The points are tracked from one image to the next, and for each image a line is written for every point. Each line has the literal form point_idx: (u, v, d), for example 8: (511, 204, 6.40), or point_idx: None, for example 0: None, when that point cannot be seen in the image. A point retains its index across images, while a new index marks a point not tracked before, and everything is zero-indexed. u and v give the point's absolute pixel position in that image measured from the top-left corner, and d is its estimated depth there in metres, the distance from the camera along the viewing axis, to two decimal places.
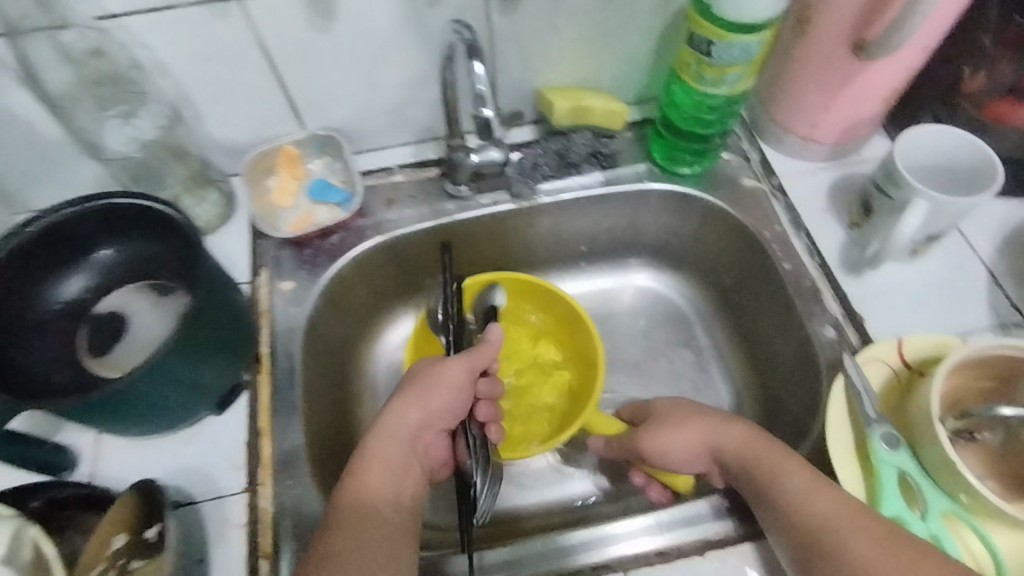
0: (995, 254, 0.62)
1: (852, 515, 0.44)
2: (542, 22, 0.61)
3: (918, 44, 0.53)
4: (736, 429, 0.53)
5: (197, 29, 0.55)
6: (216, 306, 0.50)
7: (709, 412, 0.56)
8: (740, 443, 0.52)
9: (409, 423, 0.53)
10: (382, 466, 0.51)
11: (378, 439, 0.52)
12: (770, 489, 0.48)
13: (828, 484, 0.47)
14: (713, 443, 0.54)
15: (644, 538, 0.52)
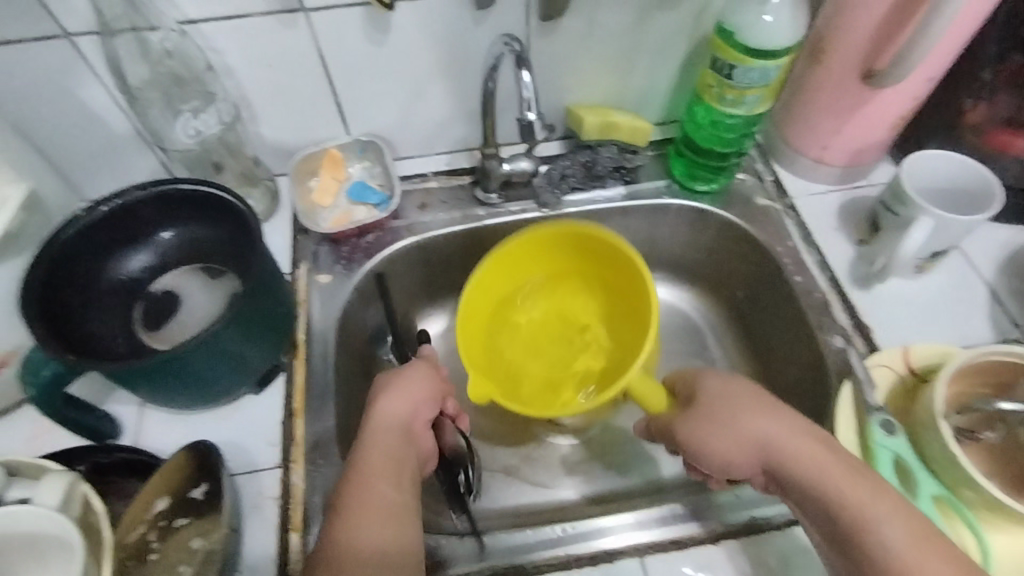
0: (997, 277, 0.65)
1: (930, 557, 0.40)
2: (580, 43, 0.66)
3: (921, 77, 0.59)
4: (801, 438, 0.47)
5: (266, 35, 0.60)
6: (267, 288, 0.56)
7: (764, 404, 0.50)
8: (805, 457, 0.46)
9: (397, 415, 0.53)
10: (382, 459, 0.50)
11: (372, 433, 0.52)
12: (840, 517, 0.43)
13: (908, 514, 0.42)
14: (771, 453, 0.48)
15: (635, 533, 0.54)
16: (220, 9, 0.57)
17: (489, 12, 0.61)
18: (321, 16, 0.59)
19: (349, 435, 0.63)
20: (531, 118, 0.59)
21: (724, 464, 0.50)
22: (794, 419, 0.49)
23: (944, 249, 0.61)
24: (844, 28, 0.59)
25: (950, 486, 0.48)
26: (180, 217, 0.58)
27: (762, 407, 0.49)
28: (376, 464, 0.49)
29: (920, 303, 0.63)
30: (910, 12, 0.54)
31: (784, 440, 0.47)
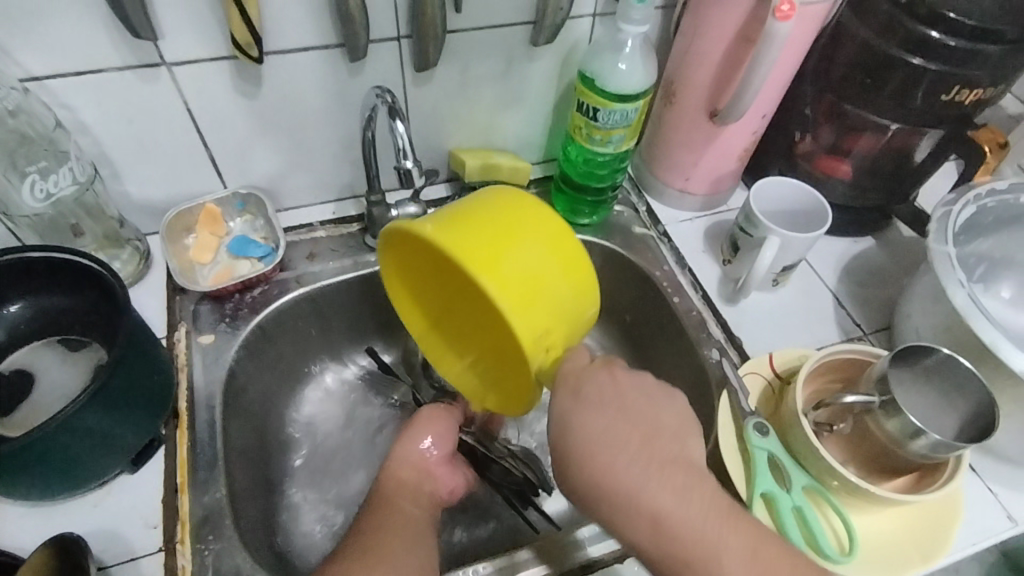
0: (838, 284, 0.73)
1: None
2: (456, 91, 0.69)
3: (756, 113, 0.67)
4: (645, 506, 0.43)
5: (124, 91, 0.57)
6: (138, 358, 0.52)
7: (606, 462, 0.44)
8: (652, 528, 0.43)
9: (422, 447, 0.59)
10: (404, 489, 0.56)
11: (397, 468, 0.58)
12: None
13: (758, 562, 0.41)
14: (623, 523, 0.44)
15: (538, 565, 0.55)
16: (70, 65, 0.54)
17: (363, 64, 0.62)
18: (184, 70, 0.57)
19: (244, 504, 0.59)
20: (409, 166, 0.60)
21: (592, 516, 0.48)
22: (639, 481, 0.43)
23: (791, 264, 0.68)
24: (689, 73, 0.66)
25: (817, 478, 0.54)
26: (32, 288, 0.53)
27: (624, 462, 0.44)
28: (397, 494, 0.56)
29: (779, 313, 0.70)
30: (739, 59, 0.62)
31: (657, 493, 0.43)
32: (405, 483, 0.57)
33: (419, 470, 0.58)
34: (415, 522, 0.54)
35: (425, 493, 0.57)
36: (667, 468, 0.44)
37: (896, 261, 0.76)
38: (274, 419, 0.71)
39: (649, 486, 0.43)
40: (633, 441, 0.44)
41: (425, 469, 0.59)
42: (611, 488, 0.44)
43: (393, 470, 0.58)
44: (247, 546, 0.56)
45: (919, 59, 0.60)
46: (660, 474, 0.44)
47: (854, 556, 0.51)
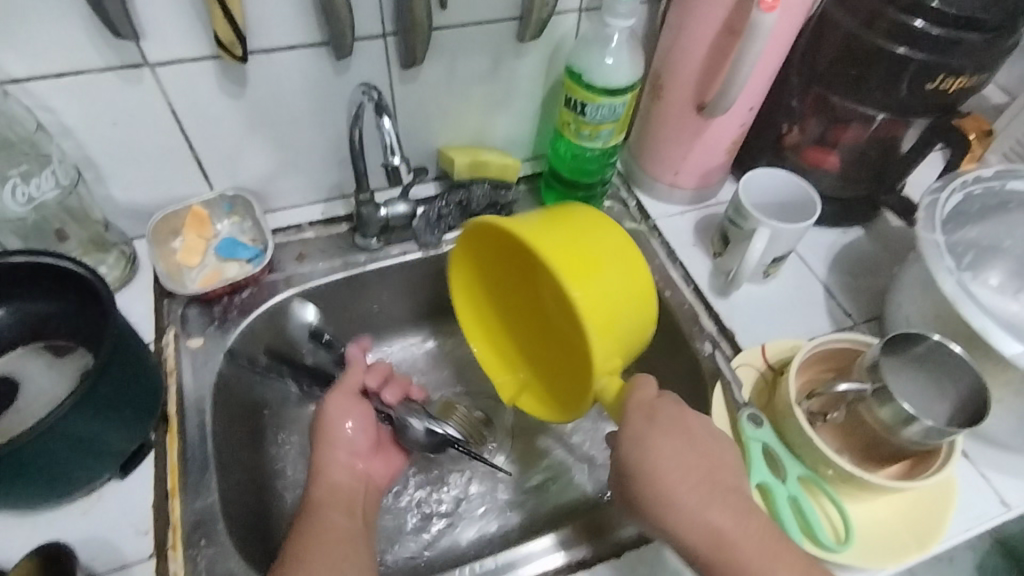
0: (829, 275, 0.74)
1: None
2: (443, 89, 0.68)
3: (744, 106, 0.67)
4: (702, 522, 0.47)
5: (106, 93, 0.56)
6: (125, 362, 0.51)
7: (672, 482, 0.48)
8: (709, 544, 0.46)
9: (342, 452, 0.59)
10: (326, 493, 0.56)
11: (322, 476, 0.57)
12: None
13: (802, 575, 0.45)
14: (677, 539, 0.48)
15: (547, 558, 0.55)
16: (51, 67, 0.53)
17: (349, 62, 0.62)
18: (168, 71, 0.57)
19: (237, 509, 0.58)
20: (396, 163, 0.59)
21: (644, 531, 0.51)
22: (699, 500, 0.47)
23: (782, 255, 0.68)
24: (675, 67, 0.66)
25: (812, 467, 0.54)
26: (16, 293, 0.52)
27: (688, 483, 0.48)
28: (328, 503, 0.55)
29: (770, 304, 0.71)
30: (725, 52, 0.62)
31: (713, 514, 0.47)
32: (334, 481, 0.57)
33: (347, 464, 0.59)
34: (351, 521, 0.55)
35: (355, 488, 0.58)
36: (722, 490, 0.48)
37: (885, 250, 0.76)
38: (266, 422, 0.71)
39: (705, 507, 0.47)
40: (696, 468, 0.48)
41: (350, 464, 0.59)
42: (675, 508, 0.47)
43: (321, 469, 0.57)
44: (241, 549, 0.55)
45: (904, 48, 0.61)
46: (716, 498, 0.48)
47: (850, 544, 0.51)
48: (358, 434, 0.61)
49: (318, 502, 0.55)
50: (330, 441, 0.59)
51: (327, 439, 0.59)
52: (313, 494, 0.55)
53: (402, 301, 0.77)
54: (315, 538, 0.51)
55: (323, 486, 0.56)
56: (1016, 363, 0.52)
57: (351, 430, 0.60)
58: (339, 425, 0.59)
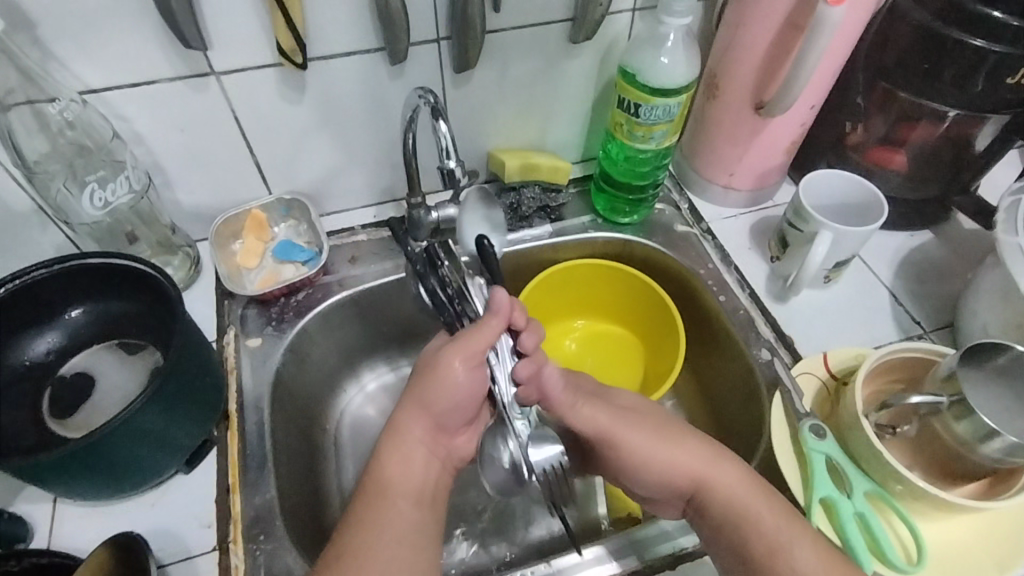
0: (894, 280, 0.70)
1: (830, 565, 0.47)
2: (494, 92, 0.69)
3: (805, 104, 0.65)
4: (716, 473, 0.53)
5: (174, 101, 0.59)
6: (191, 359, 0.53)
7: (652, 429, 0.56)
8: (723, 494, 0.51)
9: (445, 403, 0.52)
10: (405, 458, 0.53)
11: (393, 442, 0.53)
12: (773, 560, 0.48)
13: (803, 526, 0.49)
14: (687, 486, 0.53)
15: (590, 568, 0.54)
16: (123, 77, 0.56)
17: (404, 67, 0.63)
18: (233, 80, 0.59)
19: (293, 506, 0.59)
20: (452, 166, 0.59)
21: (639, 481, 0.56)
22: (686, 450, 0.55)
23: (846, 259, 0.65)
24: (733, 66, 0.64)
25: (880, 483, 0.51)
26: (92, 292, 0.54)
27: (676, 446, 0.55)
28: (402, 444, 0.53)
29: (832, 310, 0.68)
30: (786, 50, 0.60)
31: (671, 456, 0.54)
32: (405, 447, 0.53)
33: (422, 437, 0.54)
34: (420, 509, 0.52)
35: (424, 464, 0.54)
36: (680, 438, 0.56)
37: (956, 254, 0.72)
38: (318, 421, 0.72)
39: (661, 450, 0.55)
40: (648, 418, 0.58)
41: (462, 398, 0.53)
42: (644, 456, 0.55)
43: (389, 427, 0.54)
44: (297, 545, 0.56)
45: (982, 40, 0.57)
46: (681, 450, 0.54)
47: (924, 565, 0.49)
48: (447, 406, 0.53)
49: (385, 490, 0.52)
50: (428, 384, 0.52)
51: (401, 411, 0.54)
52: (379, 472, 0.52)
53: None
54: (376, 518, 0.50)
55: (393, 460, 0.53)
56: None
57: (462, 377, 0.52)
58: (436, 383, 0.52)
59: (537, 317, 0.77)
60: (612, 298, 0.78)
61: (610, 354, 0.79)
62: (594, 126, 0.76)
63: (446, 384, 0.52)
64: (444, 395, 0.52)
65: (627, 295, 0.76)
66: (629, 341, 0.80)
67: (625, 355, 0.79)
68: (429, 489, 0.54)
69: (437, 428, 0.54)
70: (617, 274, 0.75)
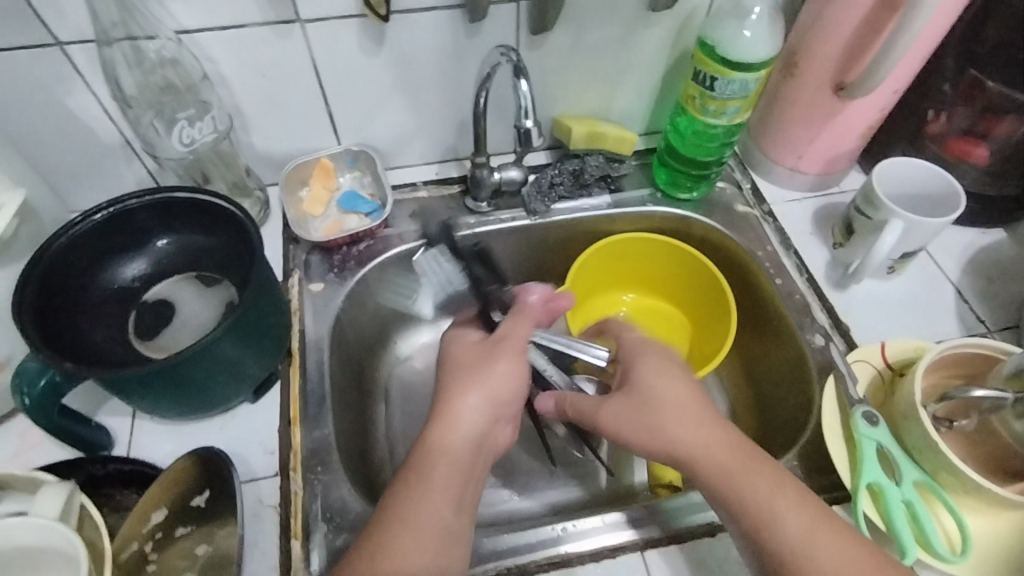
0: (960, 276, 0.69)
1: (820, 531, 0.45)
2: (567, 56, 0.68)
3: (888, 88, 0.63)
4: (728, 444, 0.50)
5: (260, 45, 0.60)
6: (265, 295, 0.55)
7: (689, 401, 0.53)
8: (729, 464, 0.49)
9: (474, 408, 0.55)
10: (448, 462, 0.52)
11: (438, 434, 0.54)
12: (764, 529, 0.46)
13: (827, 523, 0.45)
14: (697, 459, 0.50)
15: (614, 532, 0.56)
16: (215, 18, 0.57)
17: (481, 25, 0.63)
18: (317, 29, 0.60)
19: (346, 443, 0.62)
20: (528, 126, 0.60)
21: (675, 448, 0.51)
22: (698, 409, 0.52)
23: (912, 251, 0.64)
24: (816, 44, 0.63)
25: (931, 474, 0.51)
26: (176, 224, 0.57)
27: (694, 416, 0.51)
28: (444, 441, 0.53)
29: (892, 301, 0.67)
30: (877, 29, 0.58)
31: (694, 437, 0.50)
32: (448, 443, 0.53)
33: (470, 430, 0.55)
34: (458, 515, 0.51)
35: (474, 449, 0.54)
36: (709, 419, 0.51)
37: None
38: (371, 368, 0.75)
39: (675, 422, 0.51)
40: (685, 404, 0.52)
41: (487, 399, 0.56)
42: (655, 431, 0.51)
43: (445, 409, 0.55)
44: (350, 478, 0.59)
45: None
46: (707, 432, 0.50)
47: (967, 559, 0.48)
48: (479, 403, 0.55)
49: (425, 480, 0.51)
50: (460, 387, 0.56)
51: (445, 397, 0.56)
52: (427, 458, 0.52)
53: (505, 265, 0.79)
54: (410, 509, 0.49)
55: (439, 442, 0.53)
56: None
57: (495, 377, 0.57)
58: (479, 374, 0.56)
59: (588, 286, 0.78)
60: (670, 273, 0.78)
61: (657, 328, 0.80)
62: (663, 98, 0.76)
63: (479, 380, 0.56)
64: (491, 387, 0.56)
65: (681, 274, 0.76)
66: (676, 316, 0.80)
67: (672, 329, 0.80)
68: (463, 484, 0.52)
69: (494, 410, 0.56)
70: (682, 257, 0.75)
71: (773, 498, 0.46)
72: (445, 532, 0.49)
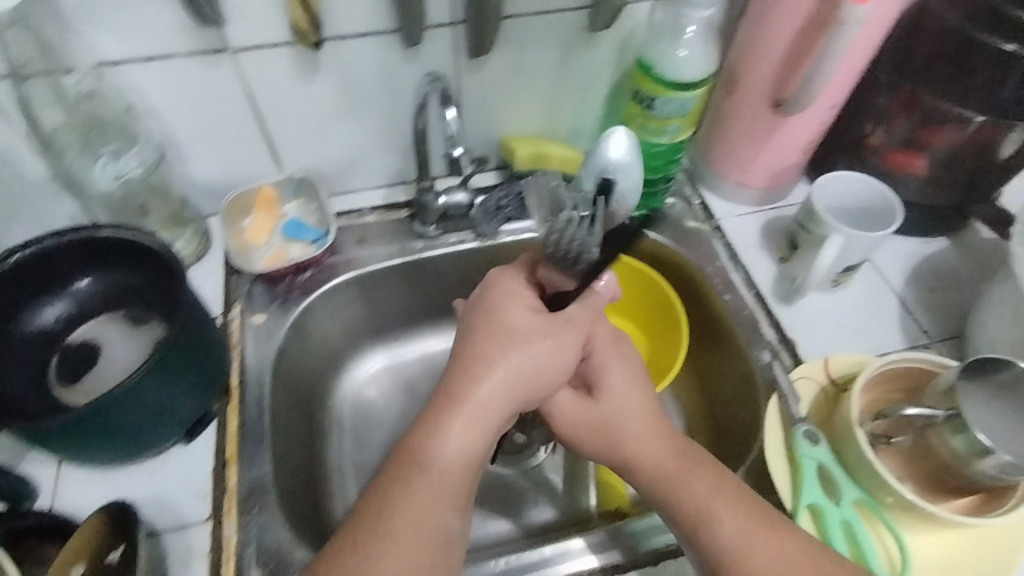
0: (904, 287, 0.69)
1: (767, 538, 0.46)
2: (509, 76, 0.68)
3: (826, 103, 0.63)
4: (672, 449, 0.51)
5: (188, 75, 0.59)
6: (194, 335, 0.54)
7: (643, 403, 0.53)
8: (675, 469, 0.50)
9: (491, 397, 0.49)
10: (456, 457, 0.48)
11: (453, 424, 0.48)
12: (703, 533, 0.47)
13: (772, 528, 0.47)
14: (643, 463, 0.51)
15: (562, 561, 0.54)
16: (139, 50, 0.56)
17: (417, 50, 0.62)
18: (248, 58, 0.59)
19: (287, 481, 0.61)
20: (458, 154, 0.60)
21: (623, 451, 0.51)
22: (647, 413, 0.52)
23: (855, 264, 0.64)
24: (753, 61, 0.63)
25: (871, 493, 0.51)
26: (100, 263, 0.55)
27: (645, 421, 0.52)
28: (457, 435, 0.48)
29: (838, 314, 0.67)
30: (808, 47, 0.59)
31: (643, 441, 0.51)
32: (465, 438, 0.48)
33: (485, 425, 0.49)
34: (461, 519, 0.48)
35: (484, 445, 0.49)
36: (659, 423, 0.52)
37: (969, 265, 0.71)
38: (320, 399, 0.74)
39: (629, 424, 0.52)
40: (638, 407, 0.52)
41: (512, 389, 0.49)
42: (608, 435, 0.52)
43: (466, 402, 0.48)
44: (290, 518, 0.58)
45: (1011, 44, 0.56)
46: (655, 438, 0.51)
47: None
48: (503, 391, 0.49)
49: (424, 479, 0.47)
50: (483, 369, 0.49)
51: (465, 385, 0.49)
52: (432, 453, 0.47)
53: (454, 288, 0.78)
54: (403, 511, 0.46)
55: (455, 435, 0.48)
56: None
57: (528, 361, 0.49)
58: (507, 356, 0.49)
59: None
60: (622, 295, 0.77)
61: None
62: (609, 116, 0.75)
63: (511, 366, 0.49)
64: (519, 370, 0.49)
65: (631, 290, 0.76)
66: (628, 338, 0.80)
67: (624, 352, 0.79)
68: (467, 487, 0.48)
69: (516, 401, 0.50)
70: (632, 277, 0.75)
71: (714, 496, 0.48)
72: (444, 539, 0.46)
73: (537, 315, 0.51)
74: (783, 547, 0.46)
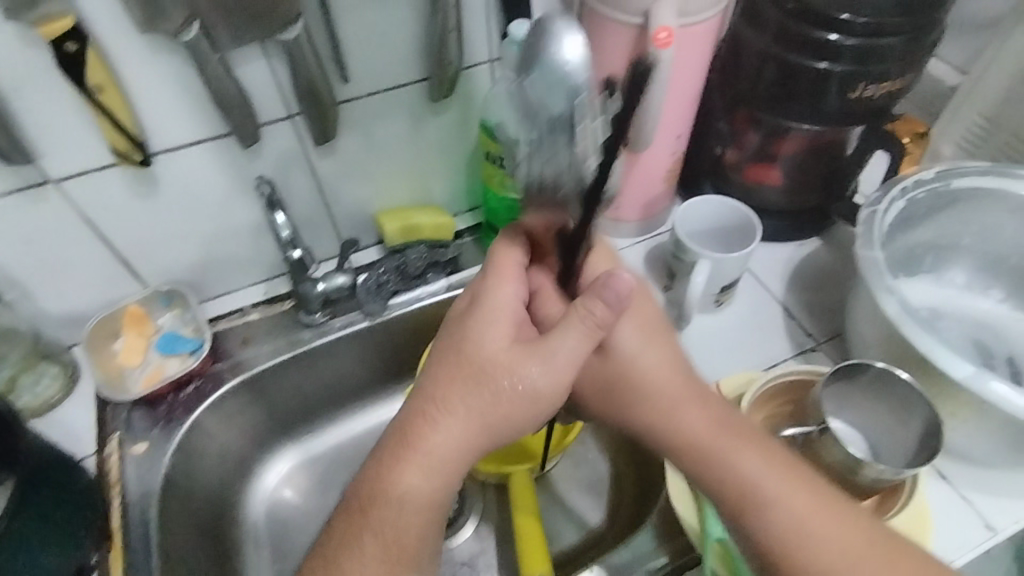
0: (786, 293, 0.71)
1: (825, 513, 0.43)
2: (363, 158, 0.68)
3: (670, 134, 0.66)
4: (701, 416, 0.47)
5: (13, 214, 0.56)
6: (44, 489, 0.52)
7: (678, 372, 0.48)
8: (709, 437, 0.46)
9: (460, 434, 0.46)
10: (415, 499, 0.45)
11: (411, 464, 0.45)
12: (747, 513, 0.44)
13: (825, 502, 0.44)
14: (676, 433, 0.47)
15: None
16: None
17: (259, 147, 0.61)
18: (76, 186, 0.57)
19: None
20: (296, 254, 0.66)
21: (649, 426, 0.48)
22: (682, 385, 0.48)
23: (731, 281, 0.65)
24: None
25: None
26: None
27: (682, 391, 0.48)
28: (415, 476, 0.45)
29: (727, 332, 0.68)
30: None
31: (690, 422, 0.47)
32: (427, 478, 0.45)
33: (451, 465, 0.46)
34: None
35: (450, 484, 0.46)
36: (697, 394, 0.48)
37: (842, 260, 0.74)
38: (227, 517, 0.70)
39: (659, 393, 0.48)
40: (677, 384, 0.48)
41: (480, 427, 0.46)
42: (637, 406, 0.48)
43: (419, 446, 0.46)
44: None
45: (825, 63, 0.59)
46: (687, 404, 0.47)
47: None
48: (481, 425, 0.46)
49: (373, 528, 0.45)
50: (447, 406, 0.46)
51: (419, 427, 0.46)
52: (383, 500, 0.45)
53: (353, 371, 0.75)
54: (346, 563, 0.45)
55: (415, 478, 0.45)
56: (970, 386, 0.48)
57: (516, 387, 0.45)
58: (478, 391, 0.46)
59: None
60: None
61: None
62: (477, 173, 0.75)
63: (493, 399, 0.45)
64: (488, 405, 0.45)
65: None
66: None
67: None
68: (431, 526, 0.47)
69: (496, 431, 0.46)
70: None
71: (774, 489, 0.44)
72: None
73: (518, 345, 0.46)
74: (848, 532, 0.43)
